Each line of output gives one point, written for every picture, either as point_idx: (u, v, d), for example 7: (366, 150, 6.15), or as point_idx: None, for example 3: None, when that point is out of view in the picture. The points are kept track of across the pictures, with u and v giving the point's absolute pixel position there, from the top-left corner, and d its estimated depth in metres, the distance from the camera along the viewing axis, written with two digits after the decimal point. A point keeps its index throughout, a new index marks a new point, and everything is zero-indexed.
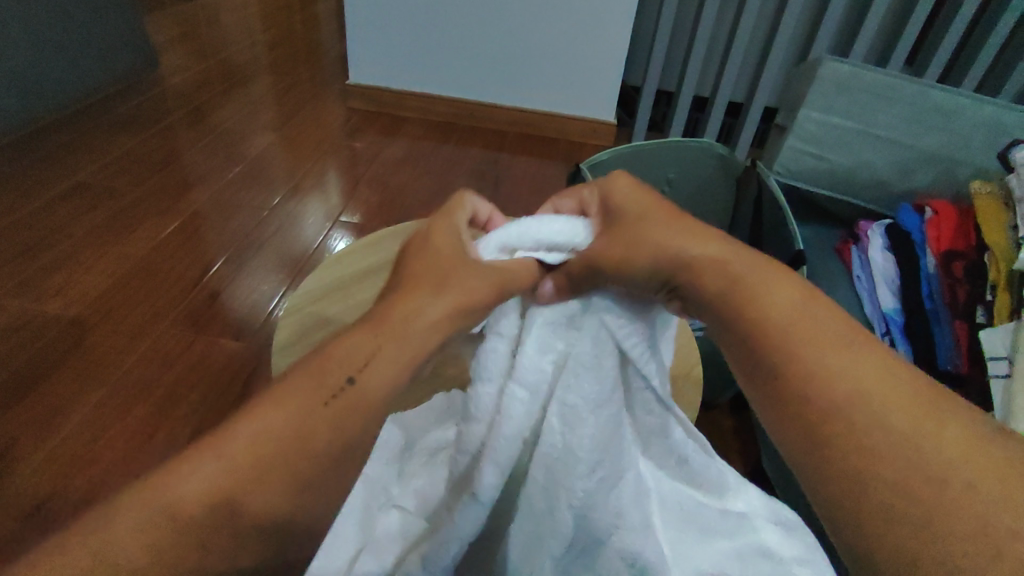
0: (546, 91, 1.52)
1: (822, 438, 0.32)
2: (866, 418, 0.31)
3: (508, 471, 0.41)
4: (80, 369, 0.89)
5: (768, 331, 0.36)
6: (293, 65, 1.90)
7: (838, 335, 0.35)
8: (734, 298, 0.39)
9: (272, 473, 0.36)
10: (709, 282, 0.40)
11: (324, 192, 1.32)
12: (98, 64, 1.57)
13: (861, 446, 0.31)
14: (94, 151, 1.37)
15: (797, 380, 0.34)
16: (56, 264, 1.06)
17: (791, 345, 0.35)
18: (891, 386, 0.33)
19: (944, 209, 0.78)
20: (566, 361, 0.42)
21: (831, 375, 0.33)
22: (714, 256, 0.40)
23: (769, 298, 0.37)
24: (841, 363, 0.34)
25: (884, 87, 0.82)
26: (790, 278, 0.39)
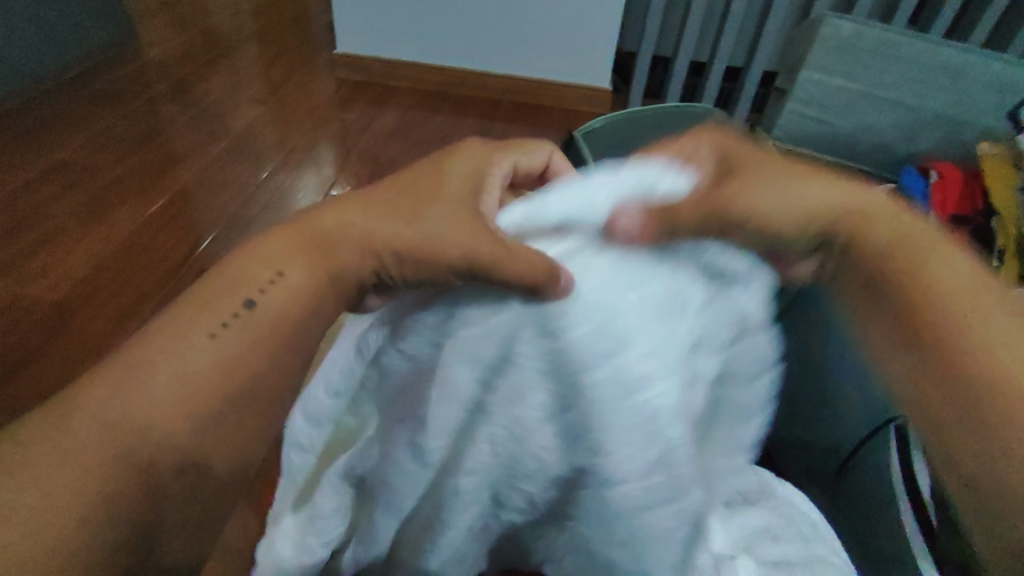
0: (539, 57, 1.48)
1: (937, 361, 0.36)
2: (969, 327, 0.35)
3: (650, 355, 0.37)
4: (69, 352, 0.88)
5: (927, 298, 0.36)
6: (278, 34, 1.85)
7: (992, 304, 0.36)
8: (892, 257, 0.38)
9: (190, 374, 0.32)
10: (874, 239, 0.39)
11: (314, 166, 1.30)
12: (74, 36, 1.52)
13: (970, 370, 0.35)
14: (76, 126, 1.34)
15: (912, 306, 0.37)
16: (40, 245, 1.04)
17: (899, 264, 0.38)
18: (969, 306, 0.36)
19: (950, 172, 0.76)
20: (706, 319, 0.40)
21: (988, 347, 0.35)
22: (873, 209, 0.39)
23: (930, 263, 0.37)
24: (934, 277, 0.37)
25: (889, 45, 0.80)
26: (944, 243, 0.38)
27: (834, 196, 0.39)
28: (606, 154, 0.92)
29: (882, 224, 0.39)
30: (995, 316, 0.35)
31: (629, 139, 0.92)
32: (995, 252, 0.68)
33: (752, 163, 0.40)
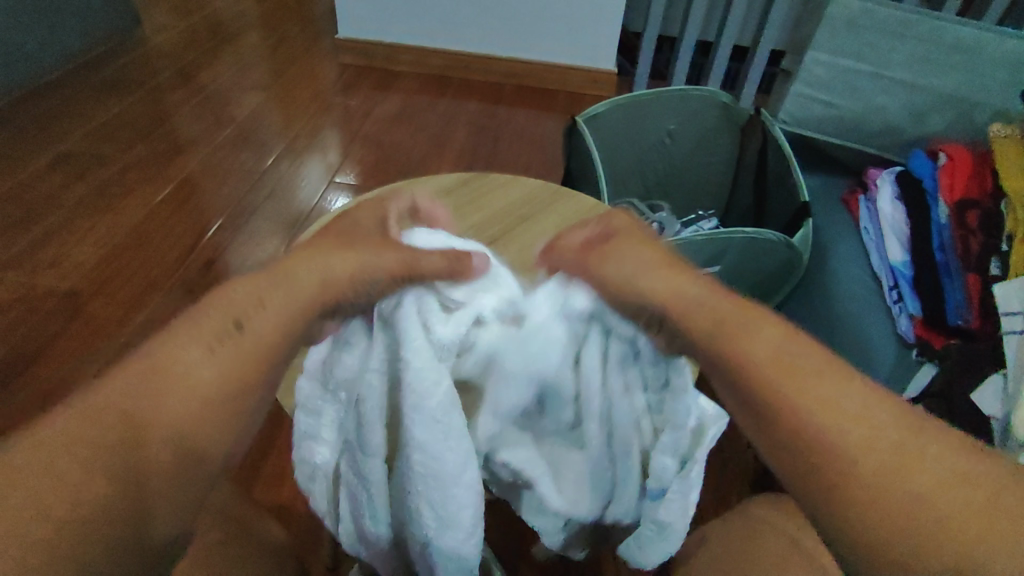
0: (548, 40, 1.46)
1: (757, 403, 0.34)
2: (797, 394, 0.33)
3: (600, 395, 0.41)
4: (81, 340, 0.89)
5: (786, 397, 0.33)
6: (281, 20, 1.84)
7: (823, 367, 0.34)
8: (720, 344, 0.36)
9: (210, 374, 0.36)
10: (700, 323, 0.38)
11: (321, 151, 1.30)
12: (105, 30, 1.61)
13: (772, 394, 0.33)
14: (107, 96, 1.41)
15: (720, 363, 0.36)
16: (50, 236, 1.04)
17: (725, 333, 0.36)
18: (796, 359, 0.34)
19: (960, 154, 0.77)
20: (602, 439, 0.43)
21: (829, 412, 0.32)
22: (702, 306, 0.38)
23: (749, 339, 0.35)
24: (753, 343, 0.35)
25: (897, 23, 0.79)
26: (763, 317, 0.37)
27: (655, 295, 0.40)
28: (610, 138, 0.92)
29: (658, 257, 0.42)
30: (819, 374, 0.33)
31: (633, 122, 0.92)
32: (1003, 236, 0.67)
33: (614, 261, 0.41)
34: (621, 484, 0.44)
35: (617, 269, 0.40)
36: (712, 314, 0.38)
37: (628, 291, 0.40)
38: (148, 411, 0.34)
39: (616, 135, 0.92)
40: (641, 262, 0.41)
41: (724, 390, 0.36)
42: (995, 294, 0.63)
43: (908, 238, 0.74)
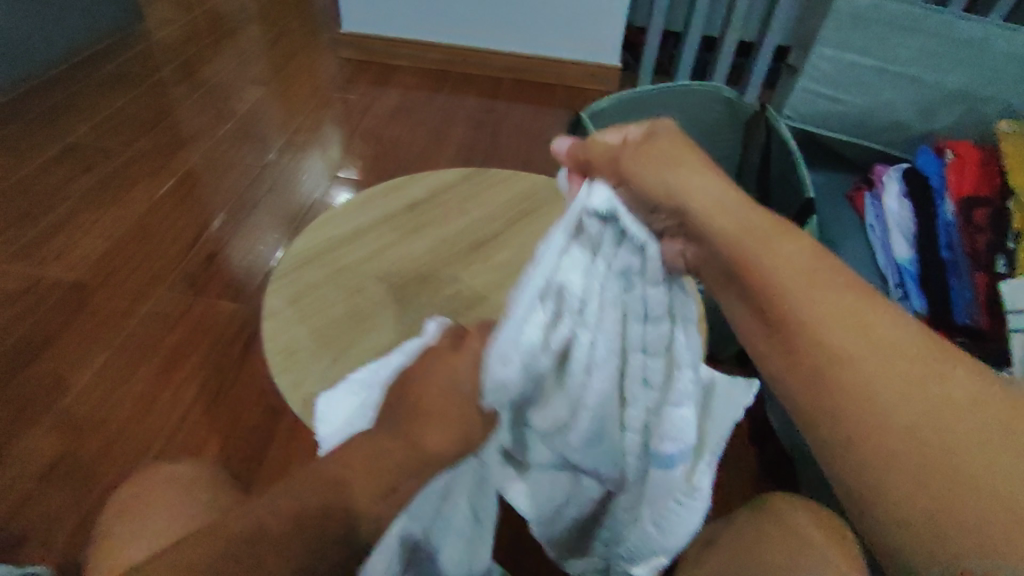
0: (550, 35, 1.46)
1: (775, 321, 0.33)
2: (823, 330, 0.31)
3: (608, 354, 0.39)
4: (84, 332, 0.89)
5: (810, 321, 0.31)
6: (284, 14, 1.84)
7: (849, 290, 0.32)
8: (739, 257, 0.35)
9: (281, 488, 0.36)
10: (723, 230, 0.36)
11: (323, 146, 1.29)
12: (110, 23, 1.61)
13: (791, 319, 0.32)
14: (111, 90, 1.41)
15: (737, 263, 0.35)
16: (53, 228, 1.04)
17: (752, 249, 0.34)
18: (820, 278, 0.32)
19: (967, 151, 0.76)
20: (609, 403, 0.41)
21: (852, 338, 0.30)
22: (726, 215, 0.36)
23: (772, 252, 0.34)
24: (783, 256, 0.33)
25: (903, 19, 0.79)
26: (790, 234, 0.35)
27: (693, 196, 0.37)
28: None
29: (687, 151, 0.39)
30: (857, 301, 0.31)
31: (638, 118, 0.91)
32: (1010, 234, 0.67)
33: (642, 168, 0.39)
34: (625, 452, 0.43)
35: (651, 167, 0.38)
36: (736, 228, 0.35)
37: (659, 188, 0.38)
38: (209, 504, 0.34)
39: None
40: (672, 164, 0.38)
41: (745, 313, 0.35)
42: (1001, 293, 0.63)
43: (915, 235, 0.74)
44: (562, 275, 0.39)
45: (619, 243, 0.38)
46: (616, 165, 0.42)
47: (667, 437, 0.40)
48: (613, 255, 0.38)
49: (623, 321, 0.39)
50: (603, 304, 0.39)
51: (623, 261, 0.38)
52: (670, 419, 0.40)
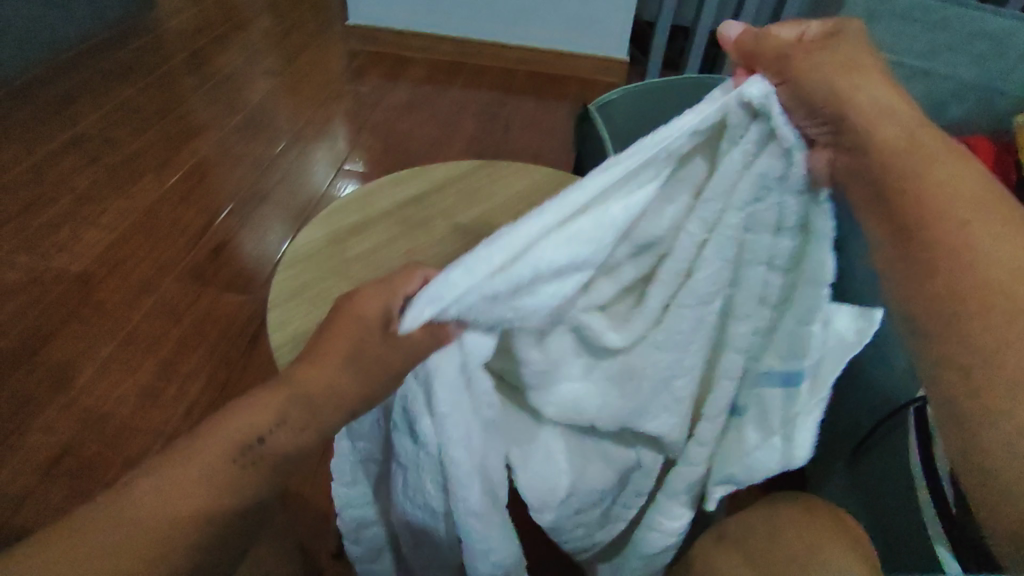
0: (561, 27, 1.44)
1: (919, 238, 0.32)
2: (965, 225, 0.31)
3: (702, 296, 0.34)
4: (93, 322, 0.90)
5: (960, 232, 0.31)
6: (293, 5, 1.84)
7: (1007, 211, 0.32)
8: (897, 168, 0.32)
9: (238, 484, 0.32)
10: (890, 137, 0.33)
11: (330, 138, 1.29)
12: (119, 13, 1.61)
13: (943, 231, 0.32)
14: (120, 79, 1.41)
15: (896, 179, 0.32)
16: (63, 218, 1.05)
17: (906, 159, 0.32)
18: (985, 201, 0.32)
19: (979, 145, 0.75)
20: (688, 339, 0.36)
21: (1004, 258, 0.31)
22: (895, 125, 0.33)
23: (934, 171, 0.32)
24: (944, 171, 0.32)
25: (917, 9, 0.78)
26: (966, 162, 0.33)
27: (871, 97, 0.33)
28: (623, 126, 0.90)
29: (863, 56, 0.34)
30: (1002, 222, 0.32)
31: (648, 110, 0.90)
32: None
33: (803, 62, 0.33)
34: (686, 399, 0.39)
35: (821, 67, 0.33)
36: (905, 141, 0.33)
37: (821, 89, 0.32)
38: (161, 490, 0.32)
39: (629, 123, 0.91)
40: (844, 66, 0.33)
41: (878, 222, 0.33)
42: None
43: None
44: (675, 180, 0.33)
45: (761, 149, 0.30)
46: (781, 63, 0.34)
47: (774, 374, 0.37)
48: (761, 165, 0.30)
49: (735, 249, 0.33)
50: (715, 239, 0.32)
51: (758, 166, 0.30)
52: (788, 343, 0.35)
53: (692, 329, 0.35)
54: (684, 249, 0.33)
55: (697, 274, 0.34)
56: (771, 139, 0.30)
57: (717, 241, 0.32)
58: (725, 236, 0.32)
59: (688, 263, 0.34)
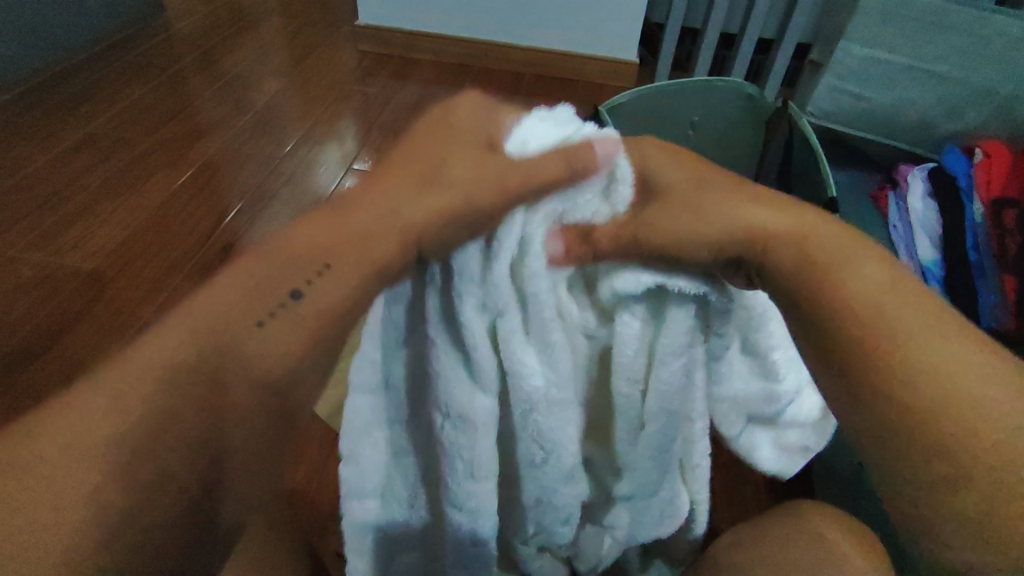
0: (570, 29, 1.44)
1: (846, 343, 0.33)
2: (893, 334, 0.33)
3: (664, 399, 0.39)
4: (102, 320, 0.90)
5: (878, 335, 0.33)
6: (303, 6, 1.85)
7: (933, 312, 0.34)
8: (809, 277, 0.35)
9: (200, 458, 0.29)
10: (788, 257, 0.35)
11: (338, 138, 1.29)
12: (130, 13, 1.62)
13: (870, 340, 0.33)
14: (131, 79, 1.42)
15: (818, 297, 0.34)
16: (74, 216, 1.05)
17: (822, 268, 0.35)
18: (906, 297, 0.34)
19: (996, 151, 0.75)
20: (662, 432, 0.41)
21: (937, 370, 0.32)
22: (793, 234, 0.36)
23: (855, 281, 0.34)
24: (857, 280, 0.34)
25: (934, 11, 0.77)
26: (875, 257, 0.36)
27: (760, 217, 0.36)
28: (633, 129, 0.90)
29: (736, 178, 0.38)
30: (933, 320, 0.33)
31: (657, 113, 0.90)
32: None
33: (684, 191, 0.37)
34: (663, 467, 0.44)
35: (725, 203, 0.37)
36: (810, 248, 0.36)
37: (735, 221, 0.36)
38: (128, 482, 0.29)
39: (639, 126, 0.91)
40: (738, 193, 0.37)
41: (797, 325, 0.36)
42: None
43: (941, 238, 0.73)
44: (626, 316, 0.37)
45: (668, 308, 0.37)
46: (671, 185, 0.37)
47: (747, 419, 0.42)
48: (676, 329, 0.37)
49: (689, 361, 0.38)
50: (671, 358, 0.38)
51: (664, 339, 0.37)
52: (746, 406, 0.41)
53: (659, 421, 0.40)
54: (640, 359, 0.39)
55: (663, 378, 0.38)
56: (680, 301, 0.37)
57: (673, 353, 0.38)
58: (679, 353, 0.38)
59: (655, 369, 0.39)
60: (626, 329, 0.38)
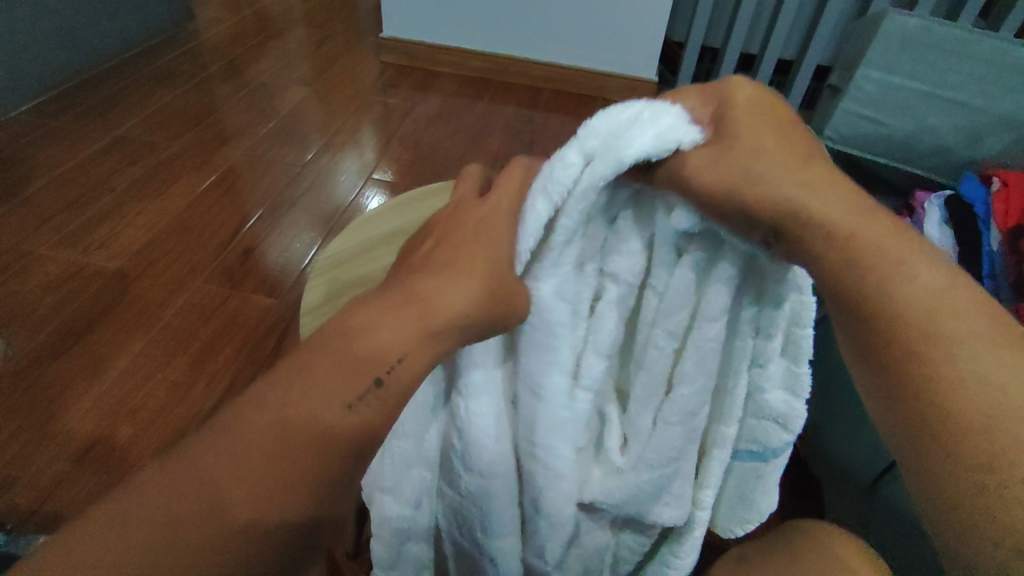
0: (591, 46, 1.46)
1: (888, 350, 0.34)
2: (946, 352, 0.33)
3: (702, 365, 0.35)
4: (125, 320, 0.92)
5: (923, 346, 0.33)
6: (328, 17, 1.88)
7: (990, 329, 0.33)
8: (856, 275, 0.34)
9: (251, 458, 0.32)
10: (831, 252, 0.34)
11: (358, 148, 1.31)
12: (163, 22, 1.67)
13: (906, 351, 0.33)
14: (159, 85, 1.45)
15: (866, 296, 0.35)
16: (101, 217, 1.08)
17: (870, 267, 0.34)
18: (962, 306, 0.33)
19: (1014, 179, 0.75)
20: (691, 409, 0.37)
21: (978, 388, 0.32)
22: (839, 222, 0.35)
23: (906, 283, 0.34)
24: (911, 283, 0.34)
25: (954, 41, 0.80)
26: (933, 261, 0.35)
27: (815, 200, 0.35)
28: None
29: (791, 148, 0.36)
30: (992, 337, 0.33)
31: None
32: None
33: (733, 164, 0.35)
34: (682, 463, 0.39)
35: (784, 179, 0.35)
36: (868, 243, 0.35)
37: (783, 202, 0.35)
38: (184, 485, 0.32)
39: None
40: (788, 171, 0.35)
41: (846, 324, 0.36)
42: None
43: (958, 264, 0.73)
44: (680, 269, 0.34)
45: (721, 262, 0.34)
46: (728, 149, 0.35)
47: (756, 429, 0.38)
48: (721, 289, 0.34)
49: (741, 322, 0.35)
50: (714, 319, 0.34)
51: (710, 299, 0.34)
52: (761, 411, 0.37)
53: (690, 392, 0.36)
54: (680, 316, 0.35)
55: (705, 335, 0.35)
56: (728, 256, 0.34)
57: (715, 309, 0.34)
58: (719, 312, 0.34)
59: (702, 329, 0.35)
60: (680, 281, 0.35)
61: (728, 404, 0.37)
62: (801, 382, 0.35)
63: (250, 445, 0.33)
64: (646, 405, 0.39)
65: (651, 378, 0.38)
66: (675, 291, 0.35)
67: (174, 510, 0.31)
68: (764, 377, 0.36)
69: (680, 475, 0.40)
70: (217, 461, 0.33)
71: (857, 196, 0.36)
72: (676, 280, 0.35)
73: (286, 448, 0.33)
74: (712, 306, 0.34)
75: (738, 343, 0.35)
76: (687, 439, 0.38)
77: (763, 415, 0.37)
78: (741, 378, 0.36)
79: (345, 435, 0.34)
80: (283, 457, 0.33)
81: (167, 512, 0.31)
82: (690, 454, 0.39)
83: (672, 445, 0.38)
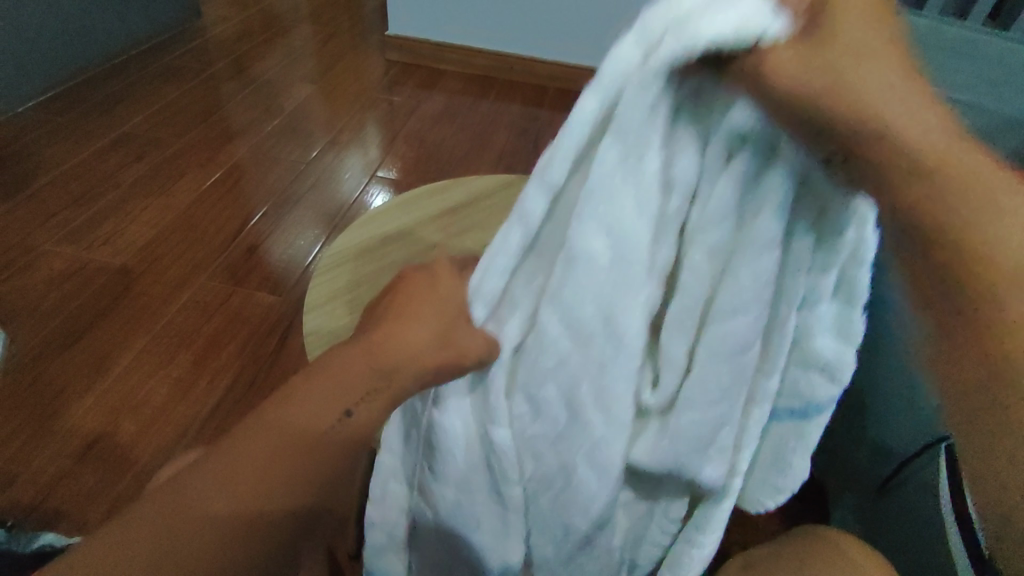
0: (597, 45, 1.45)
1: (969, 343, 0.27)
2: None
3: (750, 301, 0.28)
4: (128, 317, 0.92)
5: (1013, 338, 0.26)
6: (334, 15, 1.88)
7: None
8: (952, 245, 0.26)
9: (250, 461, 0.32)
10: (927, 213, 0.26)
11: (363, 145, 1.31)
12: (169, 19, 1.67)
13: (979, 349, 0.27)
14: (165, 82, 1.46)
15: (955, 276, 0.27)
16: (106, 214, 1.08)
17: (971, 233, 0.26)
18: None
19: None
20: (731, 361, 0.30)
21: None
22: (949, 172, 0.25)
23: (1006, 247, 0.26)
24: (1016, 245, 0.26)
25: (962, 42, 0.79)
26: None
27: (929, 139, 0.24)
28: None
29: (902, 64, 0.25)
30: None
31: None
32: None
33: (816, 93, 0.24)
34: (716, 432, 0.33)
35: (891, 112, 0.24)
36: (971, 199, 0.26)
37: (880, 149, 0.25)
38: (184, 487, 0.32)
39: None
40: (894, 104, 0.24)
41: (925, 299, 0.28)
42: None
43: None
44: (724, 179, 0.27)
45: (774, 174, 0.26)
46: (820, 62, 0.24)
47: (802, 383, 0.32)
48: (774, 207, 0.26)
49: (797, 251, 0.28)
50: (765, 244, 0.27)
51: (762, 221, 0.27)
52: (807, 361, 0.31)
53: (729, 338, 0.29)
54: (722, 239, 0.28)
55: (752, 264, 0.27)
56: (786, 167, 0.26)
57: (768, 234, 0.27)
58: (772, 237, 0.27)
59: (748, 255, 0.27)
60: (723, 196, 0.27)
61: (772, 356, 0.30)
62: (850, 328, 0.30)
63: (251, 447, 0.33)
64: (676, 358, 0.31)
65: (682, 322, 0.30)
66: (715, 209, 0.27)
67: (175, 513, 0.31)
68: (814, 323, 0.30)
69: (711, 450, 0.33)
70: (217, 464, 0.32)
71: (952, 117, 0.26)
72: (719, 191, 0.27)
73: (285, 449, 0.33)
74: (762, 230, 0.27)
75: (788, 280, 0.28)
76: (724, 402, 0.31)
77: (810, 367, 0.31)
78: (788, 325, 0.29)
79: (345, 436, 0.34)
80: (282, 459, 0.32)
81: (167, 515, 0.31)
82: (724, 422, 0.32)
83: (704, 406, 0.31)
